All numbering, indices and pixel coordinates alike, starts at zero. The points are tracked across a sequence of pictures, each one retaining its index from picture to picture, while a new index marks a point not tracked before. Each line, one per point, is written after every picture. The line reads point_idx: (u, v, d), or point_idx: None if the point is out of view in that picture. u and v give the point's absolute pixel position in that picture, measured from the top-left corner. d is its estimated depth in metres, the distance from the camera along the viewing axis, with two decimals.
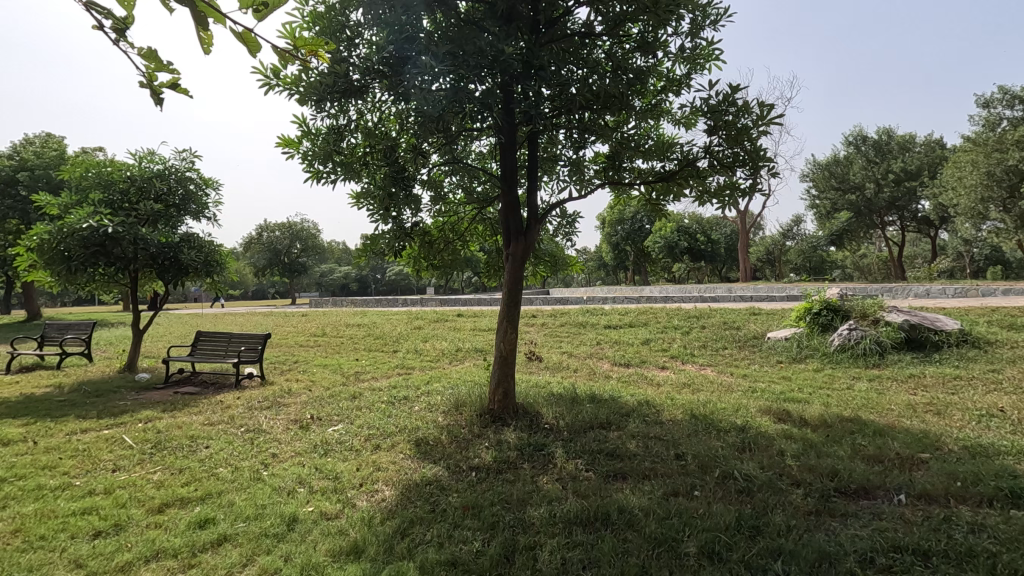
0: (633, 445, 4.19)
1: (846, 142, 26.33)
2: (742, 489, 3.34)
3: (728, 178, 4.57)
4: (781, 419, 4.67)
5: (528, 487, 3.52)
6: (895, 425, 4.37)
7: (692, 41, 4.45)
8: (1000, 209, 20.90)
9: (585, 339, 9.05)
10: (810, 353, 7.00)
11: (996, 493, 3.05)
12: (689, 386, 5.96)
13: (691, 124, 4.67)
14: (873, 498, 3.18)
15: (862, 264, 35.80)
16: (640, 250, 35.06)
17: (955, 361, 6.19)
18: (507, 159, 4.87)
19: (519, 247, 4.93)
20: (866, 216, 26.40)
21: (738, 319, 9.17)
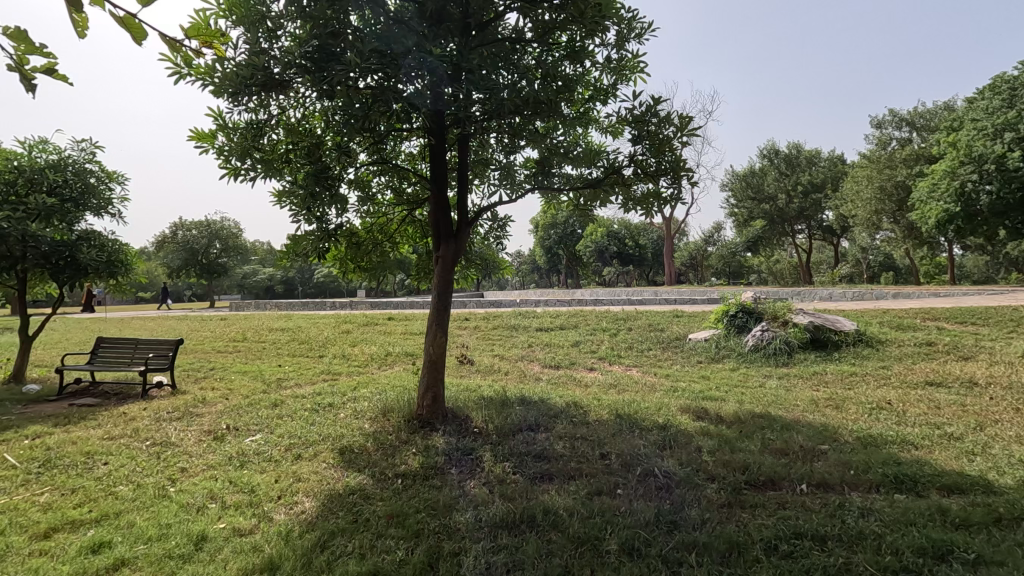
0: (560, 446, 4.26)
1: (761, 155, 28.21)
2: (662, 486, 3.47)
3: (652, 187, 4.73)
4: (699, 417, 4.90)
5: (455, 493, 3.49)
6: (800, 419, 4.70)
7: (618, 53, 4.59)
8: (891, 220, 23.12)
9: (517, 342, 9.12)
10: (727, 354, 7.41)
11: (883, 479, 3.35)
12: (615, 387, 6.13)
13: (618, 133, 4.80)
14: (779, 488, 3.40)
15: (775, 268, 38.41)
16: (572, 254, 35.83)
17: (852, 359, 6.75)
18: (437, 160, 4.82)
19: (449, 250, 4.89)
20: (778, 224, 28.33)
21: (662, 321, 9.57)
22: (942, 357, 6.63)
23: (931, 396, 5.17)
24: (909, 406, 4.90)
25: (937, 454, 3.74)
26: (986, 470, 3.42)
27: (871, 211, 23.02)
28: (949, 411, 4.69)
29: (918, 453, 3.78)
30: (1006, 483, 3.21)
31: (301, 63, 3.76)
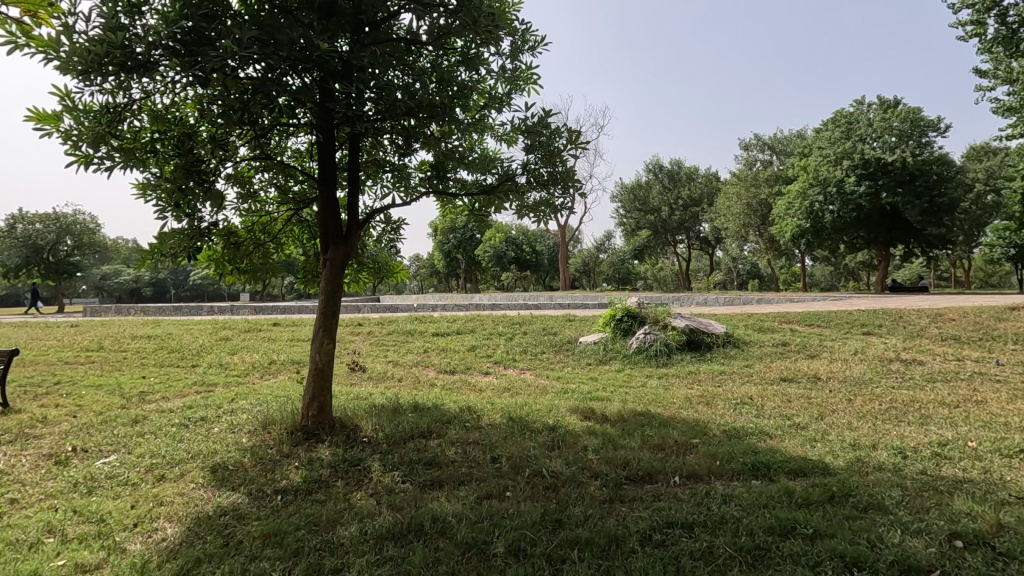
0: (451, 452, 4.24)
1: (647, 170, 30.26)
2: (548, 485, 3.58)
3: (545, 195, 4.87)
4: (586, 417, 5.12)
5: (339, 506, 3.34)
6: (675, 416, 5.07)
7: (512, 63, 4.67)
8: (756, 233, 25.82)
9: (412, 347, 8.96)
10: (613, 355, 7.83)
11: (744, 467, 3.71)
12: (509, 390, 6.23)
13: (512, 142, 4.88)
14: (654, 481, 3.64)
15: (659, 275, 41.31)
16: (470, 259, 35.96)
17: (721, 359, 7.42)
18: (325, 159, 4.60)
19: (338, 253, 4.67)
20: (662, 234, 30.50)
21: (556, 325, 9.90)
22: (793, 356, 7.51)
23: (783, 391, 5.83)
24: (767, 400, 5.48)
25: (787, 442, 4.21)
26: (824, 454, 3.91)
27: (740, 225, 25.56)
28: (798, 404, 5.31)
29: (772, 442, 4.23)
30: (839, 465, 3.70)
31: (169, 45, 3.42)
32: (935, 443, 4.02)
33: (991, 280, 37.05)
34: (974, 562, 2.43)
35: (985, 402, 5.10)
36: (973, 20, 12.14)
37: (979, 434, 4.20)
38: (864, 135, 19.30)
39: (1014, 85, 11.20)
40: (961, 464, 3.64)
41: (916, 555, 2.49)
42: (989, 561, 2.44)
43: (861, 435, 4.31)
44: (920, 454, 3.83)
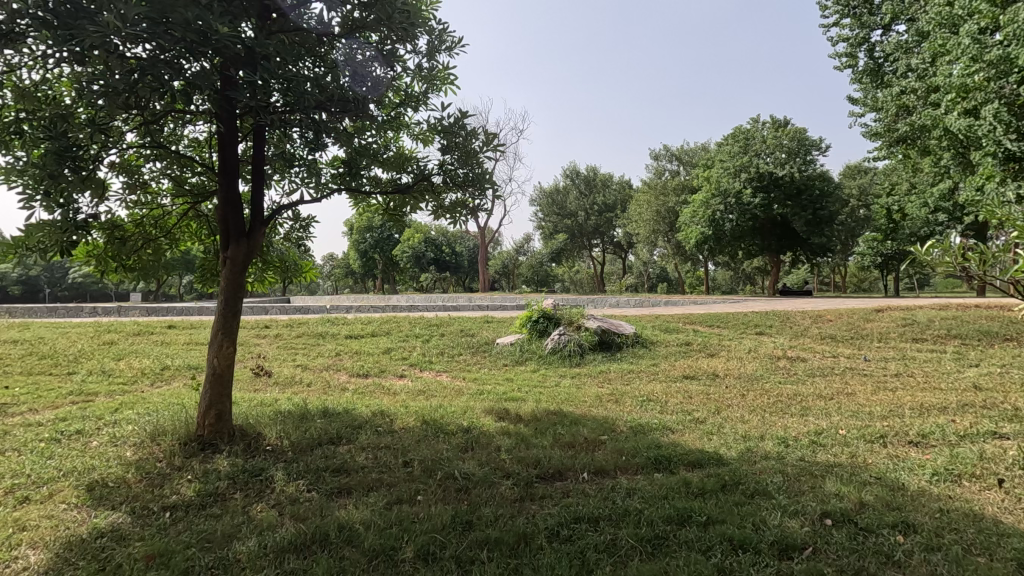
0: (361, 457, 4.12)
1: (564, 175, 31.09)
2: (460, 487, 3.57)
3: (461, 196, 4.86)
4: (500, 417, 5.17)
5: (237, 519, 3.14)
6: (586, 414, 5.25)
7: (428, 62, 4.60)
8: (665, 239, 27.28)
9: (323, 350, 8.61)
10: (529, 356, 7.96)
11: (648, 461, 3.90)
12: (424, 393, 6.15)
13: (428, 141, 4.82)
14: (564, 478, 3.74)
15: (575, 278, 42.57)
16: (388, 259, 35.18)
17: (630, 358, 7.77)
18: (225, 151, 4.30)
19: (240, 251, 4.38)
20: (578, 238, 31.45)
21: (473, 327, 9.91)
22: (695, 354, 8.01)
23: (685, 388, 6.20)
24: (670, 397, 5.80)
25: (686, 436, 4.48)
26: (719, 446, 4.20)
27: (650, 230, 26.90)
28: (698, 399, 5.66)
29: (673, 436, 4.48)
30: (732, 455, 3.98)
31: (38, 15, 3.05)
32: (812, 432, 4.44)
33: (863, 286, 41.65)
34: (839, 537, 2.71)
35: (854, 394, 5.72)
36: (847, 52, 13.58)
37: (848, 423, 4.70)
38: (759, 150, 20.98)
39: (879, 112, 12.66)
40: (833, 450, 4.04)
41: (792, 534, 2.74)
42: (851, 536, 2.74)
43: (751, 427, 4.68)
44: (799, 442, 4.21)
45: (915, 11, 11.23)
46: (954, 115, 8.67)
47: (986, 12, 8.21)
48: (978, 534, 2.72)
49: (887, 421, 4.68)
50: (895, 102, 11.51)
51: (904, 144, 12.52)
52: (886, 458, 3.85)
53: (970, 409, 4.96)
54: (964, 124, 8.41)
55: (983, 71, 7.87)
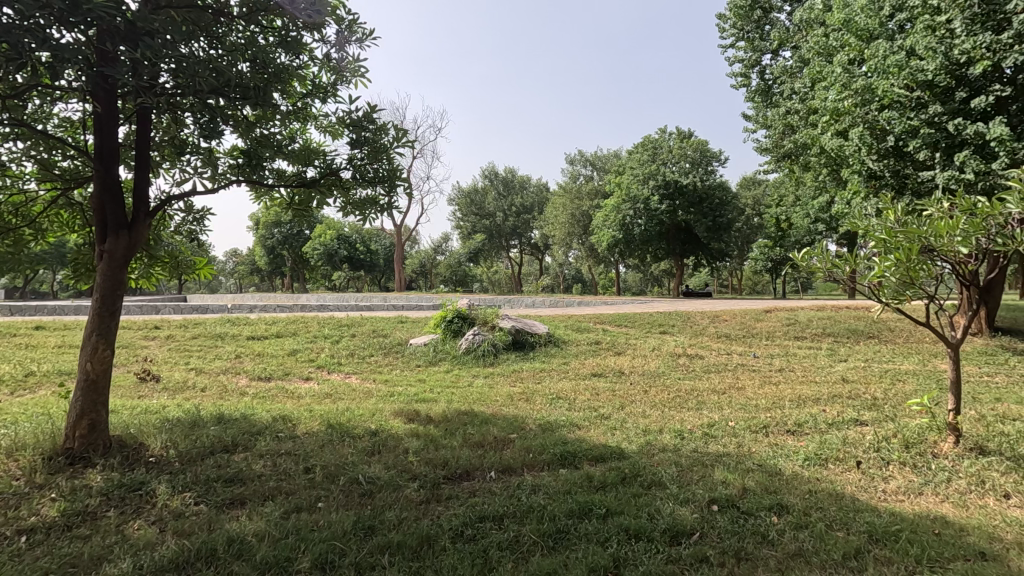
0: (259, 465, 3.89)
1: (483, 175, 31.20)
2: (364, 492, 3.47)
3: (370, 193, 4.66)
4: (411, 419, 5.09)
5: (109, 540, 2.84)
6: (497, 413, 5.29)
7: (337, 52, 4.36)
8: (580, 241, 28.13)
9: (221, 353, 8.04)
10: (443, 356, 7.90)
11: (554, 458, 4.00)
12: (331, 396, 5.90)
13: (337, 135, 4.57)
14: (472, 478, 3.74)
15: (494, 279, 42.85)
16: (298, 256, 33.53)
17: (543, 357, 7.93)
18: (103, 134, 3.88)
19: (120, 243, 3.96)
20: (496, 238, 31.65)
21: (387, 327, 9.70)
22: (603, 353, 8.32)
23: (593, 385, 6.42)
24: (578, 394, 5.98)
25: (592, 432, 4.64)
26: (621, 440, 4.39)
27: (565, 233, 27.62)
28: (604, 396, 5.89)
29: (579, 432, 4.63)
30: (632, 449, 4.17)
31: None
32: (705, 425, 4.76)
33: (755, 287, 45.28)
34: (723, 521, 2.92)
35: (743, 388, 6.19)
36: (742, 73, 14.68)
37: (737, 415, 5.08)
38: (666, 160, 22.23)
39: (769, 129, 13.83)
40: (722, 440, 4.35)
41: (683, 521, 2.92)
42: (734, 520, 2.95)
43: (651, 421, 4.93)
44: (694, 434, 4.49)
45: (798, 39, 12.37)
46: (828, 135, 9.63)
47: (854, 45, 9.21)
48: (839, 511, 3.04)
49: (770, 413, 5.12)
50: (782, 121, 12.62)
51: (789, 160, 13.75)
52: (768, 446, 4.20)
53: (838, 399, 5.54)
54: (836, 143, 9.36)
55: (852, 97, 8.80)
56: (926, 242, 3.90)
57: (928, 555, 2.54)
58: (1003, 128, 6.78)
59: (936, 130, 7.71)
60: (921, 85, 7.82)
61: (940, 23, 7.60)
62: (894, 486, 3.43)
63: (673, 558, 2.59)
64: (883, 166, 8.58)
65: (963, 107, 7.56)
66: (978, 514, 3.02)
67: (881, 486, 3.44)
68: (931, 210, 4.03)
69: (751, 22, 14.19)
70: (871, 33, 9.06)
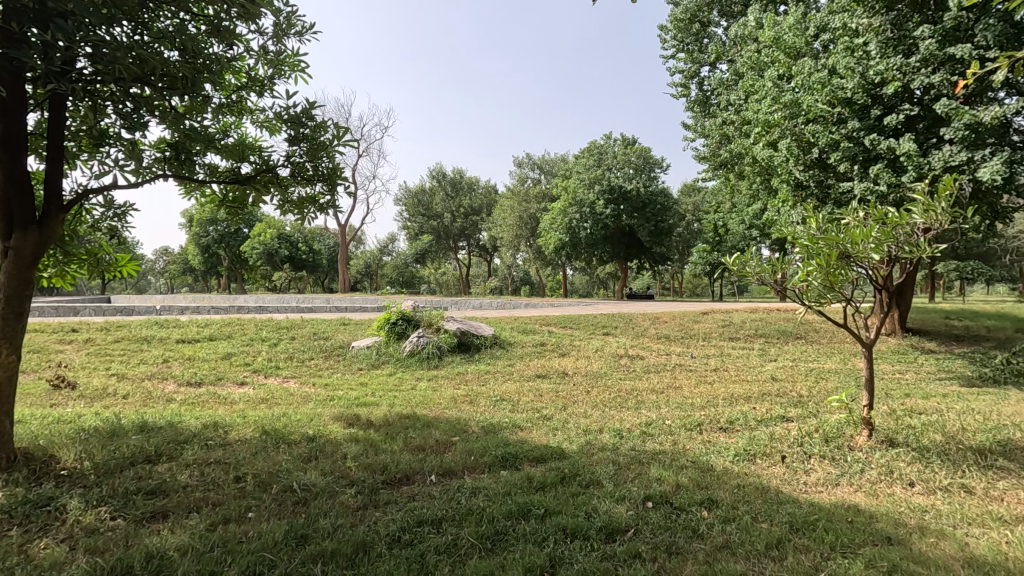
0: (184, 476, 3.69)
1: (431, 175, 30.92)
2: (298, 500, 3.36)
3: (309, 192, 4.46)
4: (350, 423, 4.97)
5: (10, 561, 2.62)
6: (439, 416, 5.25)
7: (274, 45, 4.16)
8: (527, 244, 28.36)
9: (147, 357, 7.57)
10: (386, 359, 7.76)
11: (495, 460, 4.00)
12: (267, 401, 5.68)
13: (274, 131, 4.32)
14: (411, 482, 3.70)
15: (442, 280, 42.51)
16: (235, 255, 32.11)
17: (488, 359, 7.93)
18: (9, 120, 3.57)
19: (28, 240, 3.65)
20: (444, 240, 31.43)
21: (328, 329, 9.44)
22: (548, 354, 8.42)
23: (537, 387, 6.49)
24: (522, 395, 6.02)
25: (534, 433, 4.68)
26: (562, 440, 4.45)
27: (513, 235, 27.76)
28: (547, 397, 5.96)
29: (522, 434, 4.66)
30: (572, 449, 4.23)
31: None
32: (643, 424, 4.90)
33: (695, 291, 47.03)
34: (656, 517, 3.01)
35: (680, 388, 6.42)
36: (682, 83, 15.24)
37: (673, 413, 5.25)
38: (611, 165, 22.80)
39: (707, 139, 14.43)
40: (659, 438, 4.50)
41: (618, 519, 2.98)
42: (667, 516, 3.05)
43: (592, 421, 5.02)
44: (631, 434, 4.61)
45: (733, 53, 12.96)
46: (760, 145, 10.13)
47: (782, 61, 9.75)
48: (763, 504, 3.19)
49: (704, 411, 5.33)
50: (718, 131, 13.19)
51: (725, 168, 14.39)
52: (701, 443, 4.37)
53: (767, 397, 5.83)
54: (767, 154, 9.86)
55: (781, 110, 9.29)
56: (843, 249, 4.17)
57: (841, 542, 2.71)
58: (911, 145, 7.34)
59: (855, 144, 8.25)
60: (841, 102, 8.36)
61: (858, 45, 8.17)
62: (814, 478, 3.63)
63: (607, 556, 2.65)
64: (808, 177, 9.12)
65: (879, 123, 8.12)
66: (886, 501, 3.25)
67: (802, 478, 3.64)
68: (848, 220, 4.32)
69: (691, 34, 14.76)
70: (798, 51, 9.62)
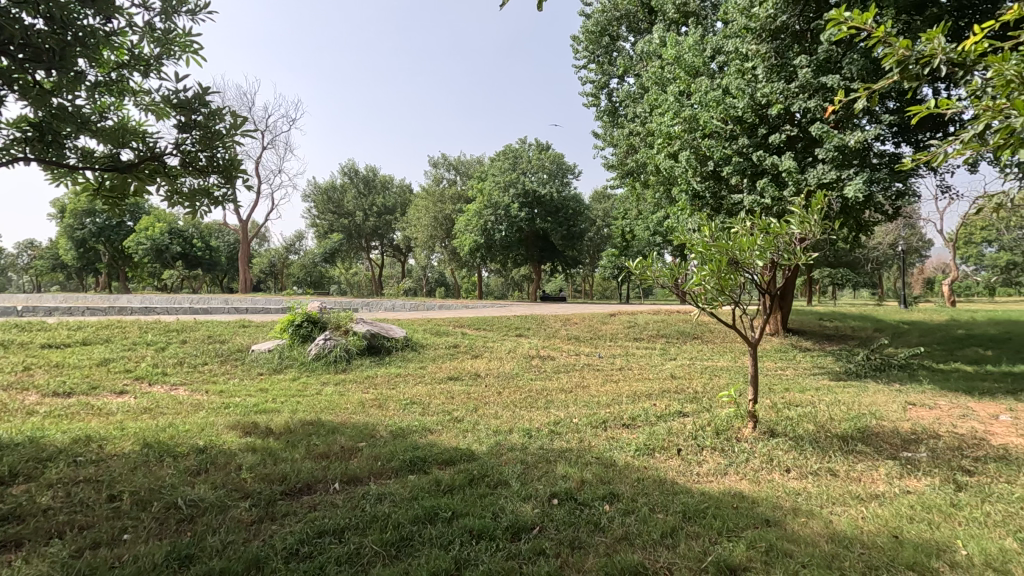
0: (46, 497, 3.27)
1: (342, 172, 29.86)
2: (183, 517, 3.09)
3: (202, 183, 4.09)
4: (247, 432, 4.65)
5: None
6: (345, 421, 5.06)
7: (163, 21, 3.78)
8: (442, 245, 28.15)
9: (4, 364, 6.65)
10: (290, 363, 7.37)
11: (404, 464, 3.92)
12: (151, 411, 5.18)
13: (161, 115, 3.92)
14: (313, 491, 3.53)
15: (353, 281, 41.09)
16: (117, 251, 29.08)
17: (398, 362, 7.77)
18: None
19: None
20: (355, 239, 30.42)
21: (224, 332, 8.79)
22: (461, 356, 8.38)
23: (449, 389, 6.44)
24: (433, 398, 5.95)
25: (444, 435, 4.64)
26: (472, 442, 4.45)
27: (428, 236, 27.45)
28: (458, 399, 5.93)
29: (431, 437, 4.60)
30: (482, 450, 4.24)
31: None
32: (552, 423, 5.02)
33: (604, 293, 48.97)
34: (561, 514, 3.09)
35: (588, 387, 6.64)
36: (592, 93, 15.83)
37: (580, 412, 5.43)
38: (525, 169, 23.42)
39: (615, 147, 15.08)
40: (566, 436, 4.63)
41: (524, 517, 3.03)
42: (571, 511, 3.14)
43: (502, 422, 5.07)
44: (540, 433, 4.71)
45: (639, 68, 13.66)
46: (662, 156, 10.72)
47: (682, 78, 10.37)
48: (660, 495, 3.37)
49: (609, 408, 5.55)
50: (625, 141, 13.84)
51: (632, 177, 15.12)
52: (605, 439, 4.55)
53: (666, 394, 6.19)
54: (668, 164, 10.46)
55: (682, 124, 9.89)
56: (732, 256, 4.51)
57: (727, 527, 2.93)
58: (791, 162, 8.11)
59: (745, 160, 8.97)
60: (734, 120, 9.04)
61: (748, 68, 8.89)
62: (705, 469, 3.90)
63: (512, 554, 2.67)
64: (704, 187, 9.83)
65: (766, 141, 8.89)
66: (766, 487, 3.55)
67: (696, 469, 3.89)
68: (737, 229, 4.68)
69: (601, 47, 15.39)
70: (696, 70, 10.28)
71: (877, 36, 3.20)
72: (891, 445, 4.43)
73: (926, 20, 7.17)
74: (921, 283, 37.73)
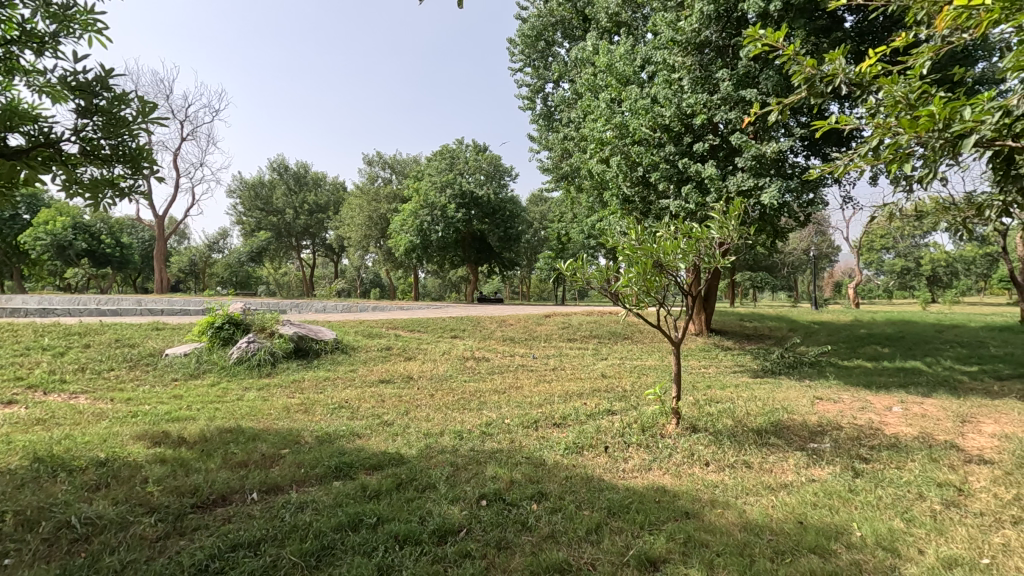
0: None
1: (270, 167, 28.57)
2: (78, 537, 2.83)
3: (104, 173, 3.74)
4: (157, 442, 4.33)
5: None
6: (267, 428, 4.82)
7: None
8: (377, 245, 27.52)
9: None
10: (208, 368, 6.94)
11: (329, 470, 3.78)
12: (43, 423, 4.72)
13: (57, 97, 3.55)
14: (228, 503, 3.33)
15: (282, 280, 39.40)
16: (11, 247, 26.35)
17: (327, 365, 7.51)
18: None
19: None
20: (284, 238, 29.19)
21: (134, 335, 8.16)
22: (393, 358, 8.21)
23: (380, 392, 6.30)
24: (362, 402, 5.79)
25: (372, 440, 4.52)
26: (401, 445, 4.36)
27: (361, 235, 26.79)
28: (389, 402, 5.79)
29: (359, 442, 4.47)
30: (411, 454, 4.16)
31: None
32: (483, 424, 5.01)
33: (540, 294, 49.59)
34: (489, 515, 3.08)
35: (521, 387, 6.68)
36: (528, 96, 15.98)
37: (512, 412, 5.45)
38: (462, 170, 23.36)
39: (551, 150, 15.32)
40: (497, 437, 4.63)
41: (452, 520, 3.00)
42: (500, 512, 3.14)
43: (433, 424, 5.00)
44: (471, 434, 4.68)
45: (574, 74, 13.95)
46: (594, 160, 10.97)
47: (614, 86, 10.63)
48: (586, 492, 3.44)
49: (540, 408, 5.61)
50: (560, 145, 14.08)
51: (566, 180, 15.41)
52: (536, 439, 4.60)
53: (597, 393, 6.33)
54: (600, 168, 10.69)
55: (613, 130, 10.16)
56: (656, 258, 4.68)
57: (649, 520, 3.02)
58: (713, 170, 8.54)
59: (672, 167, 9.35)
60: (662, 128, 9.38)
61: (675, 79, 9.25)
62: (631, 465, 4.01)
63: (437, 558, 2.63)
64: (634, 192, 10.17)
65: (691, 149, 9.29)
66: (687, 480, 3.70)
67: (621, 466, 4.00)
68: (660, 232, 4.85)
69: (536, 51, 15.57)
70: (627, 78, 10.56)
71: (786, 53, 3.41)
72: (799, 437, 4.73)
73: (832, 42, 7.76)
74: (829, 285, 40.81)
